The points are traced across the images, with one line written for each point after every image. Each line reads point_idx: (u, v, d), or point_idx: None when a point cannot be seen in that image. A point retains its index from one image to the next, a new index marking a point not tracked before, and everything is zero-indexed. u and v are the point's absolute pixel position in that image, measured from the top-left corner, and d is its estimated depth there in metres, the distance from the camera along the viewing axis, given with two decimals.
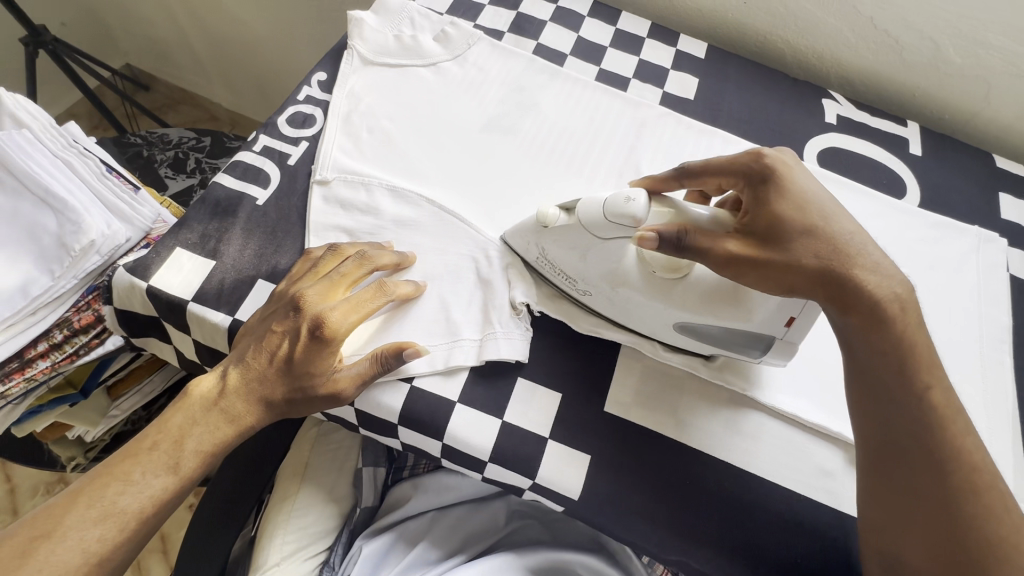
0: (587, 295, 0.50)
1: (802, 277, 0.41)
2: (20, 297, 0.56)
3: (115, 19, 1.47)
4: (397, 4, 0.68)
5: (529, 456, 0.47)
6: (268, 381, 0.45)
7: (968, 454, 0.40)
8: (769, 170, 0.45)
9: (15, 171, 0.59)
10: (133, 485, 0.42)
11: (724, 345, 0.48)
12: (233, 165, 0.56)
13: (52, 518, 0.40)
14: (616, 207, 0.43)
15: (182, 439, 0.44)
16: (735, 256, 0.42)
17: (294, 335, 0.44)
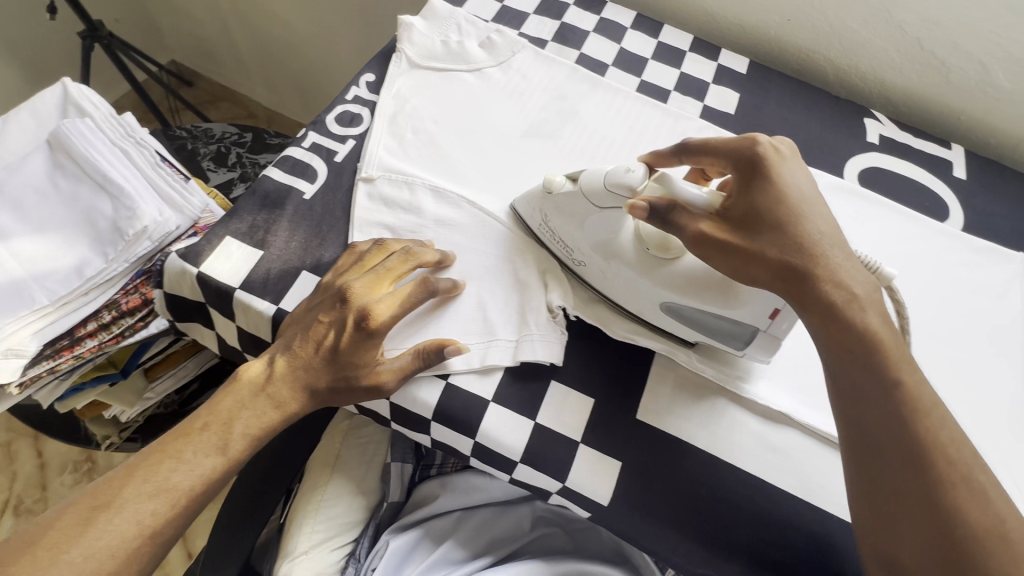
0: (583, 266, 0.52)
1: (767, 270, 0.43)
2: (74, 277, 0.58)
3: (166, 17, 1.52)
4: (445, 10, 0.69)
5: (559, 459, 0.48)
6: (313, 369, 0.47)
7: (942, 444, 0.38)
8: (756, 161, 0.45)
9: (78, 157, 0.62)
10: (185, 463, 0.44)
11: (708, 333, 0.49)
12: (282, 159, 0.58)
13: (110, 491, 0.42)
14: (616, 177, 0.46)
15: (231, 423, 0.46)
16: (702, 237, 0.44)
17: (341, 326, 0.46)
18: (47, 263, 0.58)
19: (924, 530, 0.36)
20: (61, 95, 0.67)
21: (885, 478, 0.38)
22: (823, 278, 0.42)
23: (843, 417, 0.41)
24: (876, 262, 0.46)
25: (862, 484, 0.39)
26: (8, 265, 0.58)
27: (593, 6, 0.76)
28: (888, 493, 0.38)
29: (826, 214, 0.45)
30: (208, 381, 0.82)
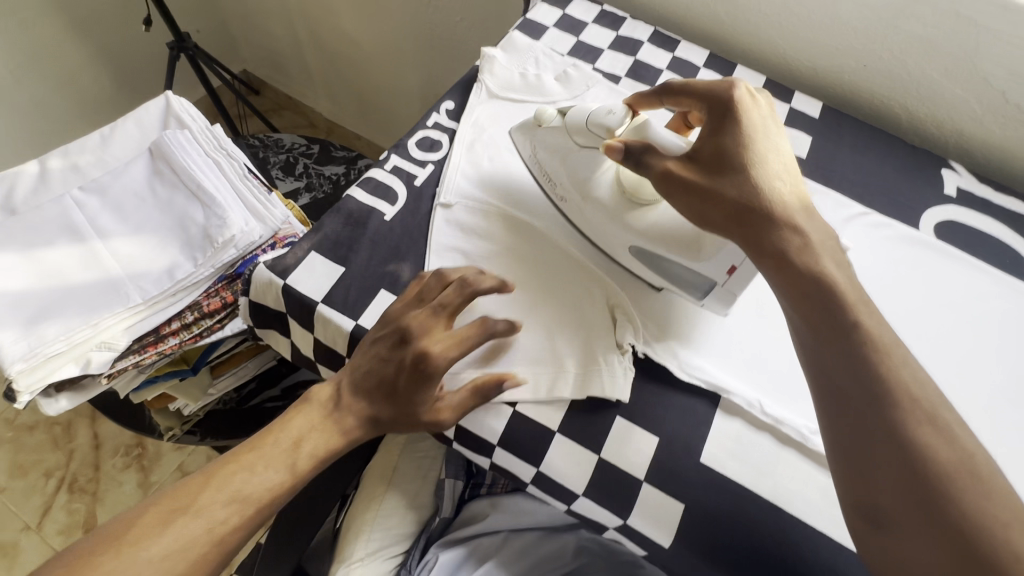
0: (564, 202, 0.59)
1: (723, 211, 0.47)
2: (166, 279, 0.62)
3: (243, 30, 1.61)
4: (524, 43, 0.72)
5: (621, 496, 0.48)
6: (376, 402, 0.49)
7: (905, 382, 0.40)
8: (729, 104, 0.50)
9: (176, 166, 0.66)
10: (257, 475, 0.46)
11: (672, 280, 0.53)
12: (366, 180, 0.61)
13: (190, 493, 0.45)
14: (597, 117, 0.55)
15: (299, 442, 0.48)
16: (670, 176, 0.49)
17: (401, 363, 0.48)
18: (142, 264, 0.63)
19: (897, 470, 0.38)
20: (163, 108, 0.73)
21: (864, 430, 0.39)
22: (774, 224, 0.46)
23: (812, 367, 0.43)
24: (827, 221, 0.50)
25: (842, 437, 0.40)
26: (108, 264, 0.62)
27: (667, 44, 0.77)
28: (870, 447, 0.39)
29: (786, 165, 0.49)
30: (265, 381, 0.86)
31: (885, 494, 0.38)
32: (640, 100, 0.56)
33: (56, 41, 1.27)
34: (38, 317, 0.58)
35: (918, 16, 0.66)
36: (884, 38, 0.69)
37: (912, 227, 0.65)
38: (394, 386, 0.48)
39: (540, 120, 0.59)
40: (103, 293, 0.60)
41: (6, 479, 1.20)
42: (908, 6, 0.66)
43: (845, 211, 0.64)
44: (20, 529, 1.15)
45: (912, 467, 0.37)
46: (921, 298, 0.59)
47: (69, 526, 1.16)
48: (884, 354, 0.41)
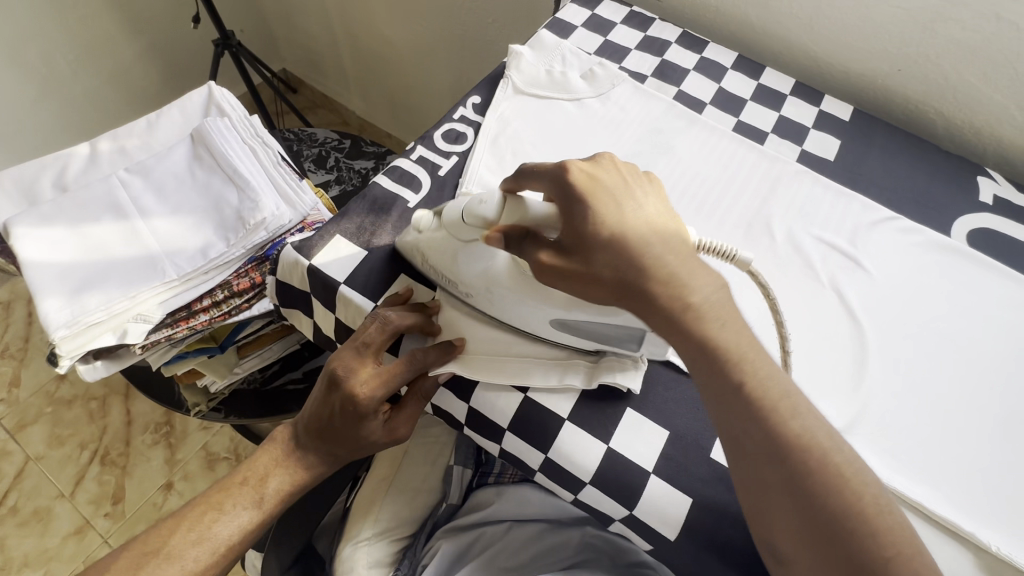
0: (471, 297, 0.52)
1: (606, 290, 0.43)
2: (200, 257, 0.65)
3: (283, 30, 1.68)
4: (552, 42, 0.73)
5: (630, 489, 0.48)
6: (324, 438, 0.53)
7: (795, 435, 0.39)
8: (568, 187, 0.44)
9: (215, 152, 0.70)
10: (225, 515, 0.50)
11: (601, 338, 0.49)
12: (391, 169, 0.62)
13: (158, 539, 0.48)
14: (470, 209, 0.48)
15: (266, 478, 0.53)
16: (544, 269, 0.44)
17: (333, 403, 0.51)
18: (179, 242, 0.66)
19: (792, 519, 0.38)
20: (206, 97, 0.77)
21: (758, 483, 0.39)
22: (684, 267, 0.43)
23: (721, 424, 0.41)
24: (732, 249, 0.46)
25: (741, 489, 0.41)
26: (147, 240, 0.66)
27: (695, 45, 0.77)
28: (768, 497, 0.39)
29: (657, 222, 0.44)
30: (288, 363, 0.88)
31: (782, 537, 0.39)
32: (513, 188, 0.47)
33: (111, 38, 1.35)
34: (82, 287, 0.62)
35: (956, 20, 0.64)
36: (921, 41, 0.68)
37: (944, 234, 0.63)
38: (337, 422, 0.51)
39: (419, 225, 0.52)
40: (142, 269, 0.64)
41: (44, 448, 1.26)
42: (945, 10, 0.64)
43: (872, 215, 0.63)
44: (54, 496, 1.21)
45: (805, 513, 0.38)
46: (950, 306, 0.58)
47: (99, 496, 1.22)
48: (771, 398, 0.40)
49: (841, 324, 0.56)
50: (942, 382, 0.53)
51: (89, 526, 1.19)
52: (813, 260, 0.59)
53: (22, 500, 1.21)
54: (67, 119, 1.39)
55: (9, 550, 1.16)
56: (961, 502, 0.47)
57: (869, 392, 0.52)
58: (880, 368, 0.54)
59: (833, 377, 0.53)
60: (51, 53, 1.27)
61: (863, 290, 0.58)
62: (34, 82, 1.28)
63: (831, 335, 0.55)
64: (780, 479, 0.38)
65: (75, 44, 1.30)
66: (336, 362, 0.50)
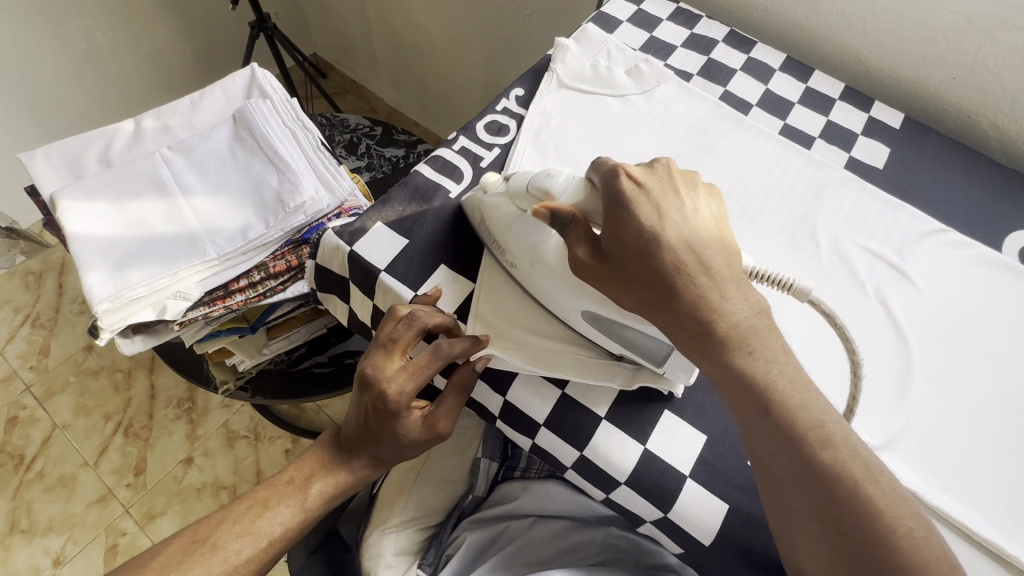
0: (515, 270, 0.53)
1: (635, 298, 0.43)
2: (239, 239, 0.65)
3: (317, 14, 1.68)
4: (598, 36, 0.72)
5: (665, 493, 0.47)
6: (363, 440, 0.53)
7: (830, 465, 0.38)
8: (614, 191, 0.44)
9: (257, 133, 0.70)
10: (270, 511, 0.52)
11: (627, 347, 0.49)
12: (434, 158, 0.62)
13: (208, 528, 0.51)
14: (538, 179, 0.49)
15: (309, 480, 0.54)
16: (580, 263, 0.45)
17: (366, 404, 0.51)
18: (219, 221, 0.66)
19: (820, 544, 0.38)
20: (248, 78, 0.77)
21: (788, 506, 0.39)
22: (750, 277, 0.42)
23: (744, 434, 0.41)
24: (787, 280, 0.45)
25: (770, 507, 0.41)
26: (188, 219, 0.66)
27: (743, 45, 0.76)
28: (798, 520, 0.39)
29: (705, 237, 0.43)
30: (314, 347, 0.89)
31: (806, 557, 0.39)
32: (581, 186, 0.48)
33: (149, 18, 1.37)
34: (125, 261, 0.63)
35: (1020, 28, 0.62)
36: (981, 48, 0.66)
37: (995, 250, 0.61)
38: (372, 422, 0.52)
39: (485, 187, 0.54)
40: (182, 246, 0.64)
41: (71, 417, 1.29)
42: (1009, 17, 0.62)
43: (921, 226, 0.61)
44: (79, 465, 1.24)
45: (834, 542, 0.37)
46: (1001, 323, 0.56)
47: (122, 467, 1.24)
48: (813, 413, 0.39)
49: (886, 337, 0.55)
50: (989, 403, 0.52)
51: (111, 495, 1.22)
52: (859, 269, 0.58)
53: (49, 467, 1.24)
54: (104, 96, 1.41)
55: (35, 514, 1.20)
56: (1005, 523, 0.47)
57: (913, 406, 0.51)
58: (925, 384, 0.52)
59: (877, 390, 0.52)
60: (89, 29, 1.28)
61: (909, 303, 0.57)
62: (73, 56, 1.29)
63: (875, 349, 0.54)
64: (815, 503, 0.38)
65: (113, 21, 1.31)
66: (364, 364, 0.51)
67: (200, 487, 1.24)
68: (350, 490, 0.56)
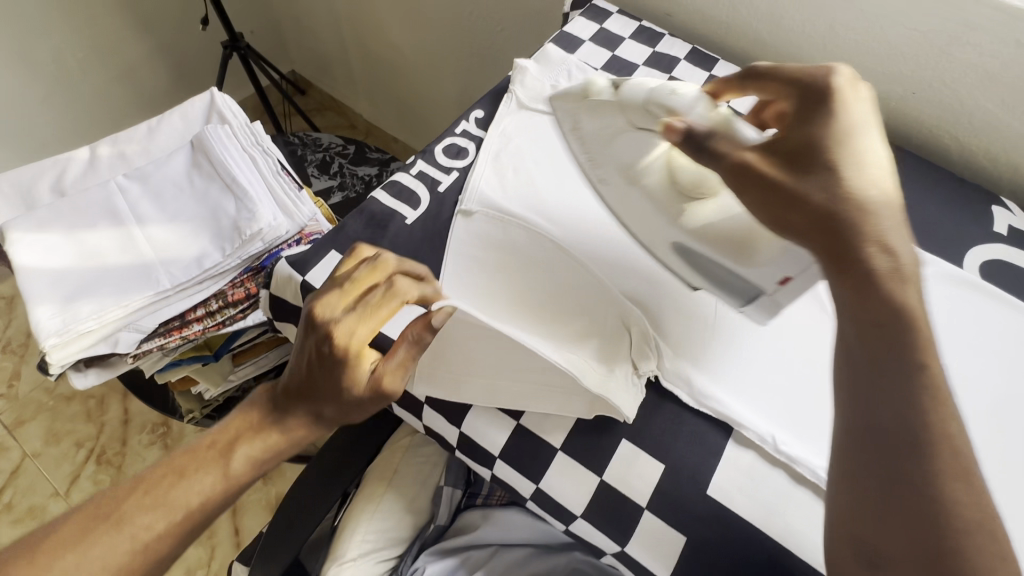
0: (603, 184, 0.55)
1: (803, 218, 0.42)
2: (195, 268, 0.64)
3: (293, 32, 1.68)
4: (558, 56, 0.72)
5: (622, 524, 0.47)
6: (306, 396, 0.51)
7: (946, 428, 0.36)
8: (824, 93, 0.46)
9: (214, 160, 0.69)
10: (186, 480, 0.49)
11: (715, 282, 0.51)
12: (390, 183, 0.61)
13: (114, 502, 0.48)
14: (660, 95, 0.49)
15: (234, 446, 0.51)
16: (746, 173, 0.43)
17: (311, 348, 0.49)
18: (174, 251, 0.65)
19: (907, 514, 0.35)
20: (208, 103, 0.76)
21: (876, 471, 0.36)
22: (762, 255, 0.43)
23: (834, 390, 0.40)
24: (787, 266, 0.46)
25: (849, 474, 0.37)
26: (143, 248, 0.65)
27: (705, 62, 0.76)
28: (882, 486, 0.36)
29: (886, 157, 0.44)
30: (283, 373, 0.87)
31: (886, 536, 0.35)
32: (717, 87, 0.53)
33: (120, 38, 1.36)
34: (74, 294, 0.61)
35: (974, 43, 0.62)
36: (938, 65, 0.66)
37: (956, 265, 0.61)
38: (314, 366, 0.49)
39: (590, 90, 0.53)
40: (136, 277, 0.63)
41: (41, 445, 1.26)
42: (963, 32, 0.62)
43: None
44: (49, 495, 1.21)
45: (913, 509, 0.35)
46: (962, 341, 0.55)
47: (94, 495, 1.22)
48: None
49: None
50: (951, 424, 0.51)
51: None
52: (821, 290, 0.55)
53: (18, 498, 1.21)
54: (75, 118, 1.40)
55: None
56: None
57: None
58: None
59: None
60: (59, 51, 1.27)
61: None
62: (43, 78, 1.28)
63: None
64: (887, 474, 0.36)
65: (83, 42, 1.30)
66: (309, 305, 0.49)
67: None
68: (283, 454, 0.53)
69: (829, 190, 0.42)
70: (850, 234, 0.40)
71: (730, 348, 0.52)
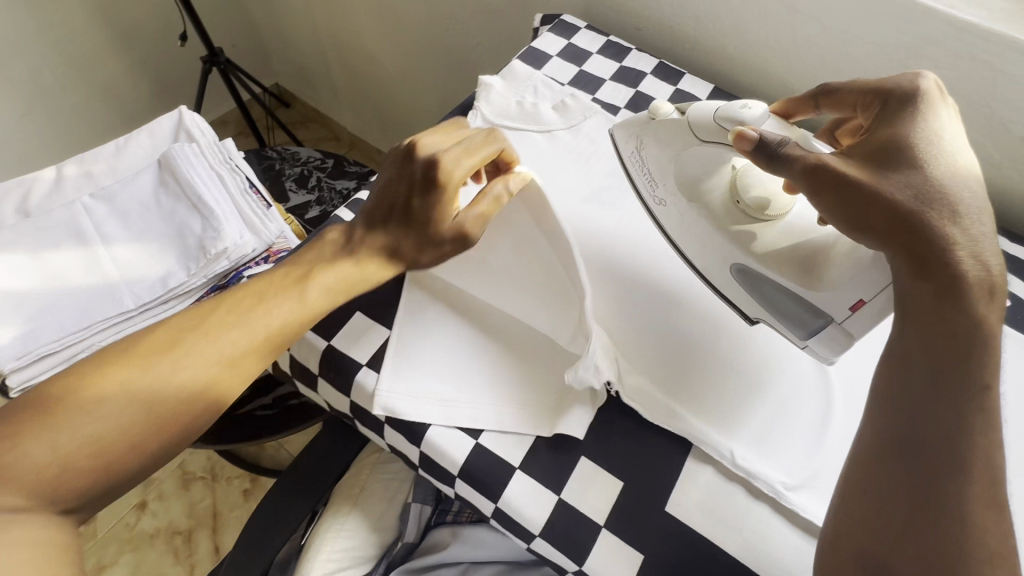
0: (663, 206, 0.56)
1: (882, 214, 0.40)
2: (159, 287, 0.64)
3: (275, 45, 1.68)
4: (524, 72, 0.73)
5: (580, 543, 0.46)
6: (395, 208, 0.55)
7: (980, 442, 0.35)
8: (912, 97, 0.44)
9: (181, 179, 0.69)
10: (170, 360, 0.47)
11: (779, 312, 0.49)
12: (354, 202, 0.65)
13: (112, 358, 0.48)
14: (729, 111, 0.48)
15: (307, 279, 0.53)
16: (827, 172, 0.42)
17: (415, 173, 0.53)
18: (139, 270, 0.65)
19: (911, 514, 0.36)
20: (177, 121, 0.76)
21: (887, 473, 0.37)
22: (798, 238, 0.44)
23: (868, 404, 0.41)
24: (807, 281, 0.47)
25: (863, 473, 0.39)
26: (106, 269, 0.65)
27: (671, 75, 0.76)
28: (887, 484, 0.37)
29: (974, 161, 0.42)
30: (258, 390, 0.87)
31: (879, 532, 0.37)
32: (790, 104, 0.54)
33: (99, 53, 1.36)
34: (37, 316, 0.61)
35: (930, 56, 0.63)
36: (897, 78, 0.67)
37: None
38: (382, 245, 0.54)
39: (656, 113, 0.53)
40: (100, 298, 0.63)
41: None
42: (919, 46, 0.63)
43: None
44: None
45: (917, 510, 0.36)
46: None
47: None
48: None
49: (806, 370, 0.52)
50: None
51: None
52: None
53: None
54: (54, 133, 1.39)
55: None
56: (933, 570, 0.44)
57: (831, 445, 0.49)
58: (847, 420, 0.50)
59: (797, 427, 0.50)
60: (37, 66, 1.27)
61: None
62: (20, 93, 1.27)
63: (802, 383, 0.52)
64: (895, 485, 0.37)
65: (61, 58, 1.30)
66: (403, 142, 0.56)
67: (154, 533, 1.20)
68: (320, 315, 0.52)
69: (914, 185, 0.40)
70: (924, 231, 0.39)
71: (691, 364, 0.52)
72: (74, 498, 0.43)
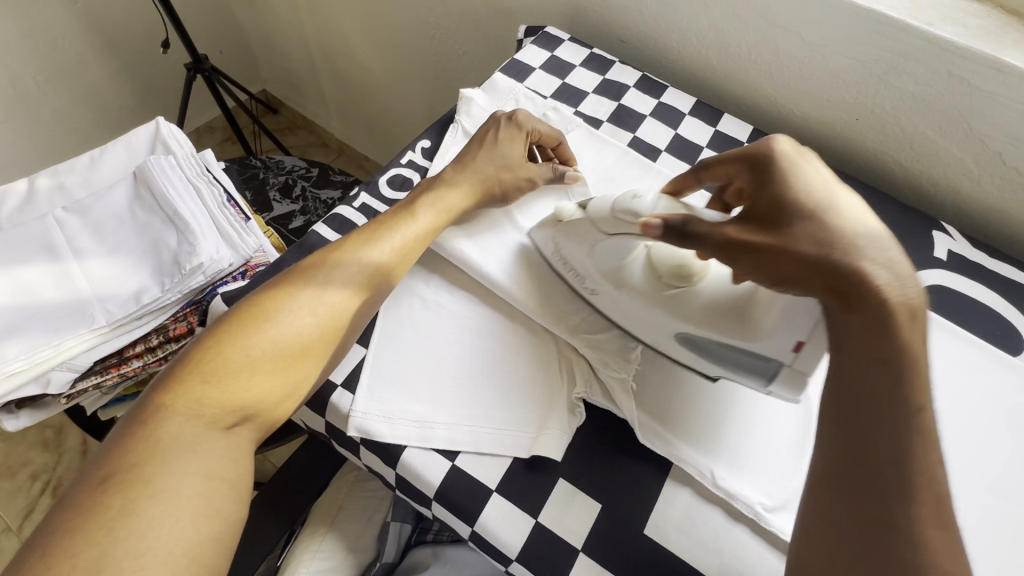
0: (595, 294, 0.54)
1: (796, 263, 0.39)
2: (132, 303, 0.62)
3: (263, 52, 1.67)
4: (506, 84, 0.72)
5: (558, 567, 0.45)
6: (478, 147, 0.61)
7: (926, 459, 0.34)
8: (771, 160, 0.44)
9: (155, 192, 0.67)
10: (295, 307, 0.48)
11: (732, 367, 0.47)
12: (332, 217, 0.62)
13: (233, 317, 0.47)
14: (622, 203, 0.48)
15: (414, 207, 0.56)
16: (731, 240, 0.42)
17: (499, 119, 0.63)
18: (113, 286, 0.63)
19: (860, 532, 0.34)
20: (153, 132, 0.75)
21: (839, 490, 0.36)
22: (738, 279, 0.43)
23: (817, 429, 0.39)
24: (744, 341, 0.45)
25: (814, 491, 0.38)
26: (78, 283, 0.63)
27: (654, 89, 0.76)
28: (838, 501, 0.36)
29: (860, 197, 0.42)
30: None
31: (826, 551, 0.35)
32: (676, 183, 0.55)
33: (81, 58, 1.33)
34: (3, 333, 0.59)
35: (909, 73, 0.64)
36: (876, 93, 0.67)
37: None
38: (472, 175, 0.59)
39: (561, 216, 0.55)
40: (71, 313, 0.61)
41: None
42: (898, 62, 0.64)
43: None
44: None
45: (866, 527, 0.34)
46: None
47: None
48: None
49: None
50: None
51: None
52: None
53: None
54: (33, 137, 1.36)
55: None
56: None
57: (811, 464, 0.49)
58: None
59: (777, 446, 0.49)
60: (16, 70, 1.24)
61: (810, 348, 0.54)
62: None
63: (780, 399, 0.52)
64: (845, 504, 0.35)
65: (42, 63, 1.28)
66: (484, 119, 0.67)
67: None
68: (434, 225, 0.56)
69: (816, 236, 0.39)
70: (844, 268, 0.38)
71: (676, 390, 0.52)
72: (249, 409, 0.44)
